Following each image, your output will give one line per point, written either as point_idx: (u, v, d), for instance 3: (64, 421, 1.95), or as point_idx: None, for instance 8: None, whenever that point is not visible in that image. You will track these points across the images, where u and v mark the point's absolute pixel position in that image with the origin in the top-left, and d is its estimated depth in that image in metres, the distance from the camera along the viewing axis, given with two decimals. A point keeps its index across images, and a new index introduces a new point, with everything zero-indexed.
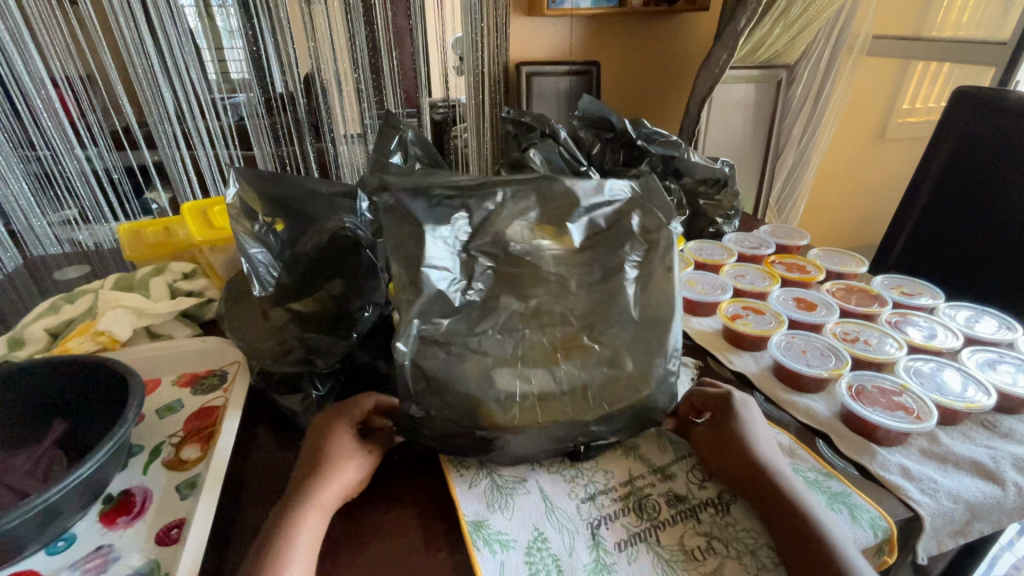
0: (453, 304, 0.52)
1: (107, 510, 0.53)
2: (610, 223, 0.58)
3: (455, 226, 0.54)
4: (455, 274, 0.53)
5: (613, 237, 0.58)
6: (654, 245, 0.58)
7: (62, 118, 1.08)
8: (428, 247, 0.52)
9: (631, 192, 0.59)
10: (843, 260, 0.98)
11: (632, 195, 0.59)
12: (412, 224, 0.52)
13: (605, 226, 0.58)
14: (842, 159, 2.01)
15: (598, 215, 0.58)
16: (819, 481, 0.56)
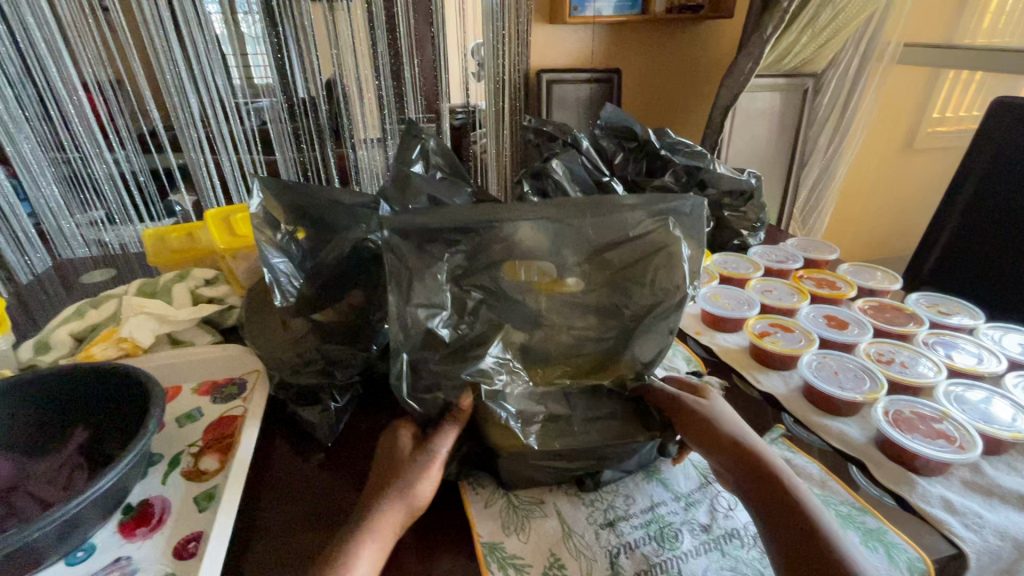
0: (442, 339, 0.52)
1: (126, 520, 0.53)
2: (625, 262, 0.55)
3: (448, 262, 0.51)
4: (446, 309, 0.52)
5: (626, 279, 0.56)
6: (667, 298, 0.56)
7: (93, 124, 1.10)
8: (418, 286, 0.50)
9: (660, 231, 0.55)
10: (874, 276, 0.94)
11: (660, 236, 0.55)
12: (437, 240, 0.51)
13: (619, 264, 0.55)
14: (871, 169, 1.95)
15: (614, 253, 0.55)
16: (852, 516, 0.53)
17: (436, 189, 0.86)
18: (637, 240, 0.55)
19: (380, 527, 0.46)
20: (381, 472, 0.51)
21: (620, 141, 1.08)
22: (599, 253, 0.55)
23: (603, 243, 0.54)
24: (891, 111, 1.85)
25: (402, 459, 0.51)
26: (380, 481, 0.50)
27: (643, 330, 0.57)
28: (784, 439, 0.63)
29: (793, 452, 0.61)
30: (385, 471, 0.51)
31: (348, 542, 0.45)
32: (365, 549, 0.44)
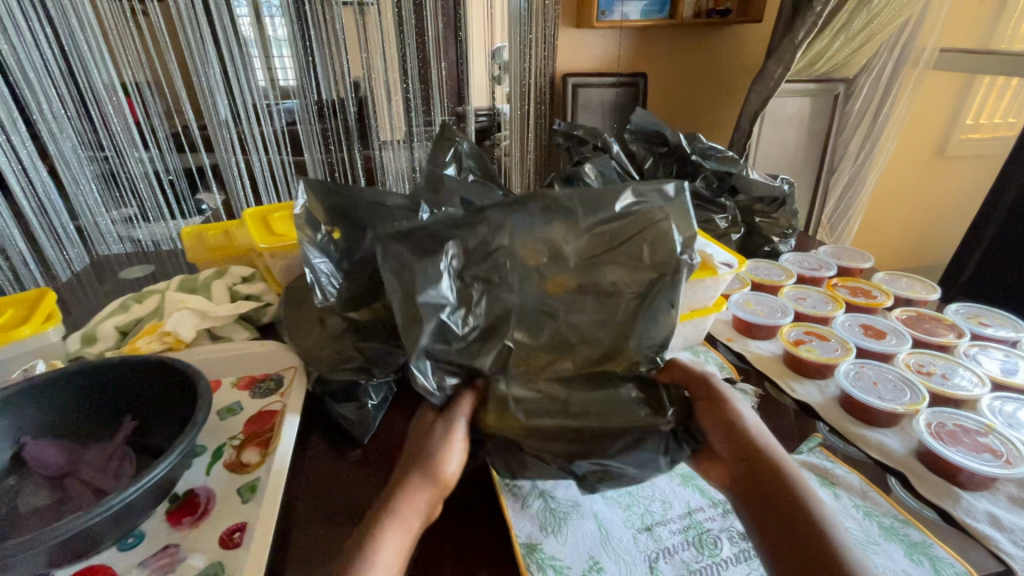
0: (456, 332, 0.52)
1: (173, 509, 0.55)
2: (615, 243, 0.58)
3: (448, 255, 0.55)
4: (453, 301, 0.53)
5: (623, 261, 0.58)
6: (663, 277, 0.56)
7: (131, 124, 1.14)
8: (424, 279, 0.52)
9: (636, 211, 0.59)
10: (910, 285, 0.93)
11: (638, 215, 0.59)
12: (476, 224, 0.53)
13: (609, 248, 0.58)
14: (902, 177, 1.91)
15: (601, 237, 0.59)
16: (895, 529, 0.52)
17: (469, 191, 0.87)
18: (623, 217, 0.59)
19: (409, 502, 0.45)
20: (407, 456, 0.51)
21: (650, 146, 1.08)
22: (587, 236, 0.59)
23: (586, 226, 0.59)
24: (924, 118, 1.81)
25: (427, 440, 0.51)
26: (407, 463, 0.50)
27: (644, 314, 0.56)
28: (821, 448, 0.63)
29: (831, 462, 0.60)
30: (412, 454, 0.51)
31: (375, 519, 0.43)
32: (394, 524, 0.43)
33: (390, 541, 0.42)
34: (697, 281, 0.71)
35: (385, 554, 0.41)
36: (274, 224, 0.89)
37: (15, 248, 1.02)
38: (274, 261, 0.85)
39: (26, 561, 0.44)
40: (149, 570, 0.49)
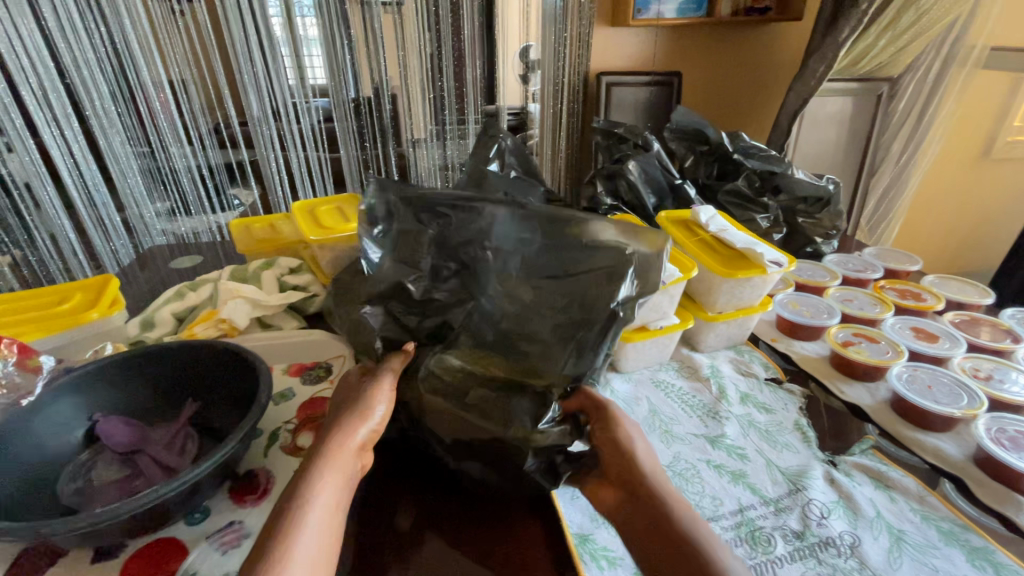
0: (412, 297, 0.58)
1: (235, 488, 0.57)
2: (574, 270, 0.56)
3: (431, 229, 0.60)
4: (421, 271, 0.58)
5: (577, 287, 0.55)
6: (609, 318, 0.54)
7: (176, 121, 1.16)
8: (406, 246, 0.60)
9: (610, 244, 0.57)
10: (961, 289, 0.90)
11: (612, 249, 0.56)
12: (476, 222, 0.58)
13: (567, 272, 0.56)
14: (945, 179, 1.85)
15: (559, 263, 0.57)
16: (954, 533, 0.51)
17: (511, 187, 0.88)
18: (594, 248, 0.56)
19: (339, 451, 0.45)
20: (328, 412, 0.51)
21: (691, 144, 1.07)
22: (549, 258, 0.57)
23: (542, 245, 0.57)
24: (971, 119, 1.74)
25: (350, 394, 0.51)
26: (332, 415, 0.49)
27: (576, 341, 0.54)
28: (874, 451, 0.62)
29: (884, 465, 0.59)
30: (333, 408, 0.50)
31: (307, 468, 0.43)
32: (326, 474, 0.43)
33: (326, 488, 0.42)
34: (743, 280, 0.71)
35: (320, 502, 0.40)
36: (323, 219, 0.91)
37: (66, 237, 1.07)
38: (322, 253, 0.88)
39: (104, 531, 0.46)
40: (217, 545, 0.51)
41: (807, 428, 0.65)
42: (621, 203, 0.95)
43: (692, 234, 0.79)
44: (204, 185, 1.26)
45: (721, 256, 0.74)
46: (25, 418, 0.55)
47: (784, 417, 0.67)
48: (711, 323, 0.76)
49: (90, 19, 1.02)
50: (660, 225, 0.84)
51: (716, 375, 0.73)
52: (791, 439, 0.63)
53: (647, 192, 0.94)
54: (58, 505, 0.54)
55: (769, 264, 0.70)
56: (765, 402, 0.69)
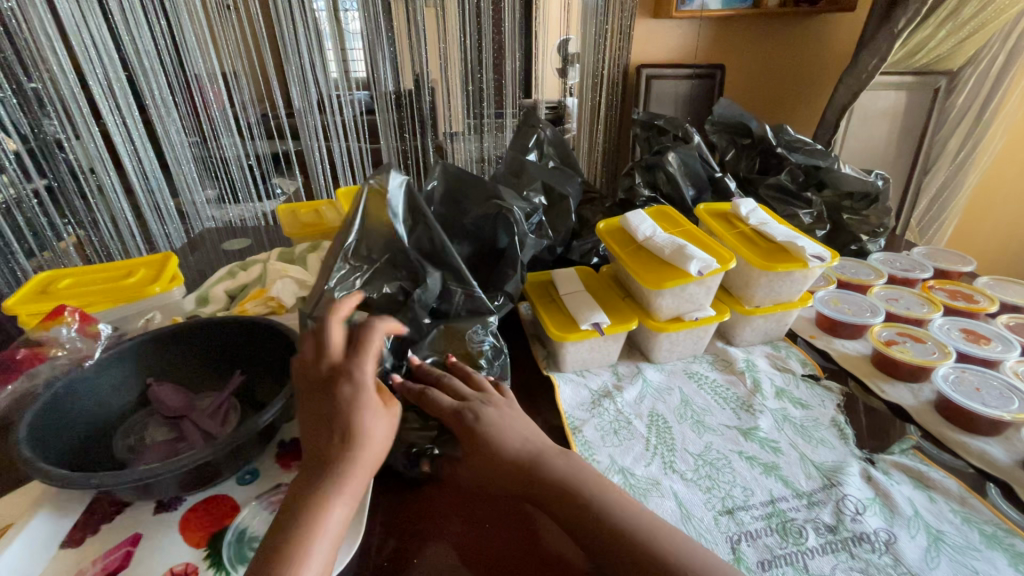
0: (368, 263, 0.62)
1: (282, 452, 0.60)
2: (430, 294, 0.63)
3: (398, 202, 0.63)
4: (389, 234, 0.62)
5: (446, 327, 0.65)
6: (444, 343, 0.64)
7: (226, 110, 1.22)
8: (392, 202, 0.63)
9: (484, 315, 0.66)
10: (1018, 292, 0.86)
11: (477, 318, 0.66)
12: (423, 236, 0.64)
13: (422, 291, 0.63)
14: (1005, 180, 1.75)
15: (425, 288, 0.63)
16: (998, 537, 0.50)
17: (549, 177, 0.89)
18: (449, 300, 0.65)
19: (356, 473, 0.46)
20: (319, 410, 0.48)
21: (733, 137, 1.05)
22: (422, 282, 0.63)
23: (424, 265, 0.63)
24: None
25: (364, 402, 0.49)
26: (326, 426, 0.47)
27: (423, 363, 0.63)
28: (915, 451, 0.60)
29: (926, 465, 0.58)
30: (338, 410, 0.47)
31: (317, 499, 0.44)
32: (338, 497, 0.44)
33: (337, 517, 0.44)
34: (782, 273, 0.70)
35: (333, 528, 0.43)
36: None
37: (125, 219, 1.14)
38: None
39: (159, 483, 0.50)
40: (265, 504, 0.54)
41: (844, 425, 0.64)
42: (659, 195, 0.95)
43: (731, 227, 0.78)
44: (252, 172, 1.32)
45: (761, 248, 0.73)
46: (91, 377, 0.60)
47: (820, 413, 0.66)
48: (748, 316, 0.75)
49: (152, 14, 1.09)
50: (699, 217, 0.83)
51: (750, 368, 0.73)
52: (824, 435, 0.62)
53: (686, 184, 0.94)
54: (119, 459, 0.58)
55: (811, 258, 0.69)
56: (798, 396, 0.69)
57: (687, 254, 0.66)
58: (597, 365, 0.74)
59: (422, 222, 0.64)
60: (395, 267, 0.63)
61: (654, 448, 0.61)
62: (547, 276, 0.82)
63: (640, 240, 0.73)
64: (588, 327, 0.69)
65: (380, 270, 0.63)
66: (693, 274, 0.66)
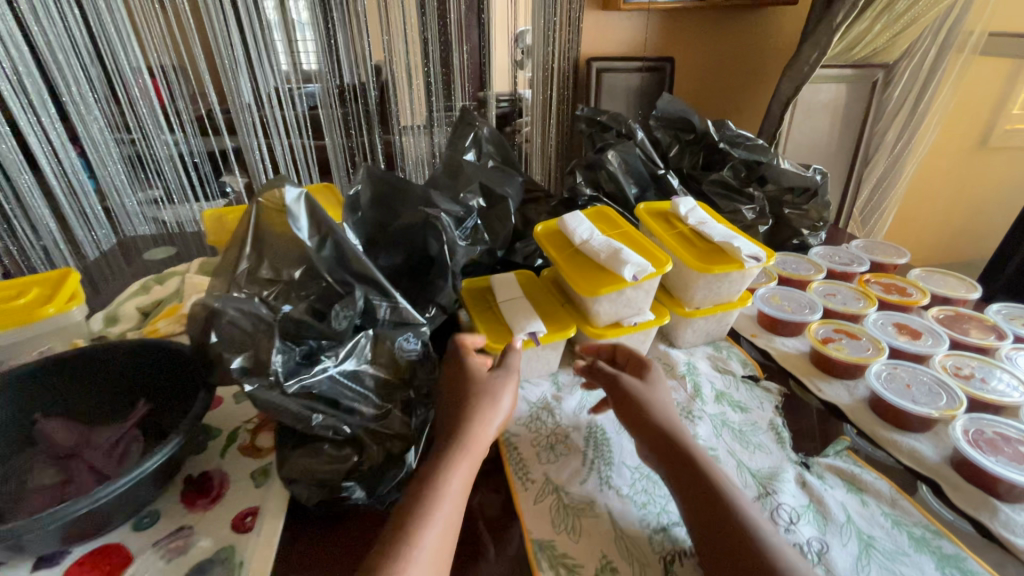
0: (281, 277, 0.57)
1: (188, 490, 0.55)
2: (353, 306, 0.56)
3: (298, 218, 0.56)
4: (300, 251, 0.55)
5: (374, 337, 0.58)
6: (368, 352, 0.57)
7: (155, 104, 1.12)
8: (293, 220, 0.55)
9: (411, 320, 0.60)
10: (949, 283, 0.88)
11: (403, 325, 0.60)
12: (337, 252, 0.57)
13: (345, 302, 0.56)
14: (941, 169, 1.82)
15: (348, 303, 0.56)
16: (926, 540, 0.50)
17: (487, 177, 0.85)
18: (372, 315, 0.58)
19: (472, 456, 0.51)
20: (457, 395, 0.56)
21: (676, 132, 1.04)
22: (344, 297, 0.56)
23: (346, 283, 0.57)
24: (967, 110, 1.71)
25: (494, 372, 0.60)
26: (454, 407, 0.55)
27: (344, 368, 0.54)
28: (849, 453, 0.60)
29: (859, 467, 0.58)
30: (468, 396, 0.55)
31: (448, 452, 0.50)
32: (461, 463, 0.50)
33: (458, 476, 0.49)
34: (720, 275, 0.68)
35: (455, 482, 0.48)
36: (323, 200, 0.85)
37: (48, 228, 1.04)
38: None
39: (30, 541, 0.44)
40: (162, 552, 0.49)
41: (781, 428, 0.63)
42: (602, 193, 0.93)
43: (670, 228, 0.77)
44: (187, 172, 1.22)
45: (699, 249, 0.71)
46: None
47: (760, 418, 0.65)
48: (688, 319, 0.74)
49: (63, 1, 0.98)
50: (639, 217, 0.82)
51: (693, 372, 0.71)
52: (762, 440, 0.61)
53: (628, 183, 0.92)
54: None
55: (747, 259, 0.67)
56: (736, 399, 0.67)
57: (621, 259, 0.64)
58: (536, 375, 0.72)
59: (331, 234, 0.57)
60: (302, 285, 0.56)
61: (591, 463, 0.59)
62: (480, 283, 0.78)
63: (577, 243, 0.70)
64: (524, 337, 0.66)
65: (283, 291, 0.55)
66: (629, 280, 0.63)
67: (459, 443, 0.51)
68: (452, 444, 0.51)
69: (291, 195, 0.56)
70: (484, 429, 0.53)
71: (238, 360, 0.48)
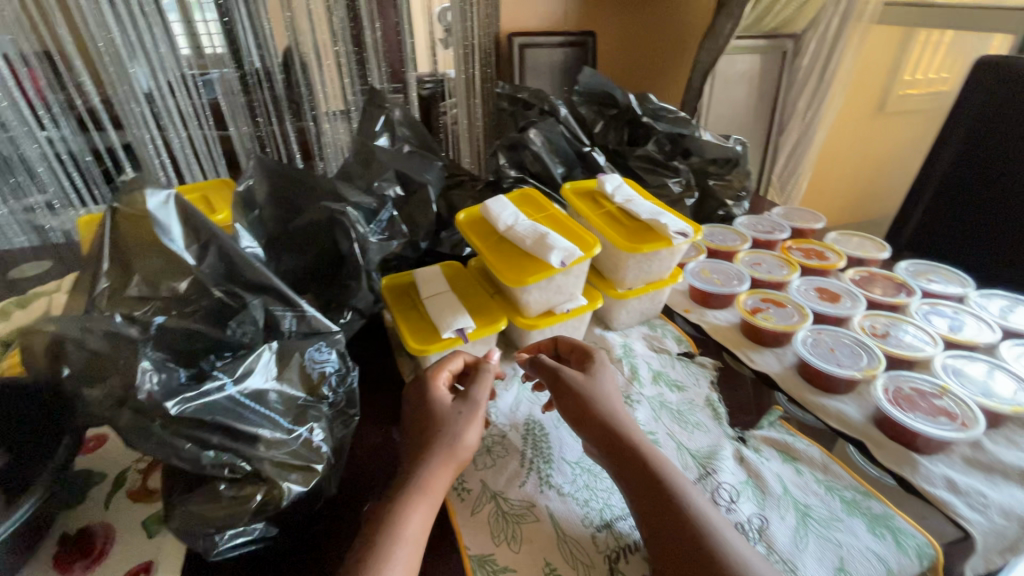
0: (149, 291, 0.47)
1: (62, 552, 0.47)
2: (250, 320, 0.49)
3: (167, 225, 0.46)
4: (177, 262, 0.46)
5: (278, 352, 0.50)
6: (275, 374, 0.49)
7: (16, 95, 0.86)
8: (164, 229, 0.45)
9: (324, 330, 0.54)
10: (862, 244, 0.92)
11: (313, 337, 0.53)
12: (224, 263, 0.49)
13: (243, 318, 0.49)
14: (848, 134, 1.92)
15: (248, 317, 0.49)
16: (857, 502, 0.51)
17: (403, 164, 0.79)
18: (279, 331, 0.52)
19: (426, 497, 0.46)
20: (419, 424, 0.52)
21: (600, 108, 1.00)
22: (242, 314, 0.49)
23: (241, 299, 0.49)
24: (869, 78, 1.80)
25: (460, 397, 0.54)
26: (415, 439, 0.50)
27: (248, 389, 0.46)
28: (782, 423, 0.60)
29: (792, 436, 0.58)
30: (428, 422, 0.51)
31: (403, 489, 0.46)
32: (421, 504, 0.46)
33: (417, 518, 0.45)
34: (649, 253, 0.67)
35: (410, 534, 0.43)
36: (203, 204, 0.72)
37: None
38: None
39: None
40: None
41: (717, 404, 0.63)
42: (527, 175, 0.89)
43: (597, 207, 0.74)
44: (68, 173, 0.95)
45: (627, 229, 0.69)
46: None
47: (697, 396, 0.64)
48: (621, 300, 0.72)
49: None
50: (565, 197, 0.78)
51: (628, 354, 0.70)
52: (700, 419, 0.61)
53: (554, 162, 0.89)
54: None
55: (675, 236, 0.66)
56: (673, 379, 0.67)
57: (547, 244, 0.60)
58: None
59: (215, 240, 0.48)
60: (186, 299, 0.47)
61: (530, 463, 0.55)
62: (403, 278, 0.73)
63: (502, 230, 0.65)
64: (451, 335, 0.62)
65: (161, 308, 0.46)
66: (557, 267, 0.60)
67: (415, 483, 0.47)
68: (411, 484, 0.46)
69: (155, 199, 0.45)
70: (448, 463, 0.49)
71: (99, 392, 0.40)
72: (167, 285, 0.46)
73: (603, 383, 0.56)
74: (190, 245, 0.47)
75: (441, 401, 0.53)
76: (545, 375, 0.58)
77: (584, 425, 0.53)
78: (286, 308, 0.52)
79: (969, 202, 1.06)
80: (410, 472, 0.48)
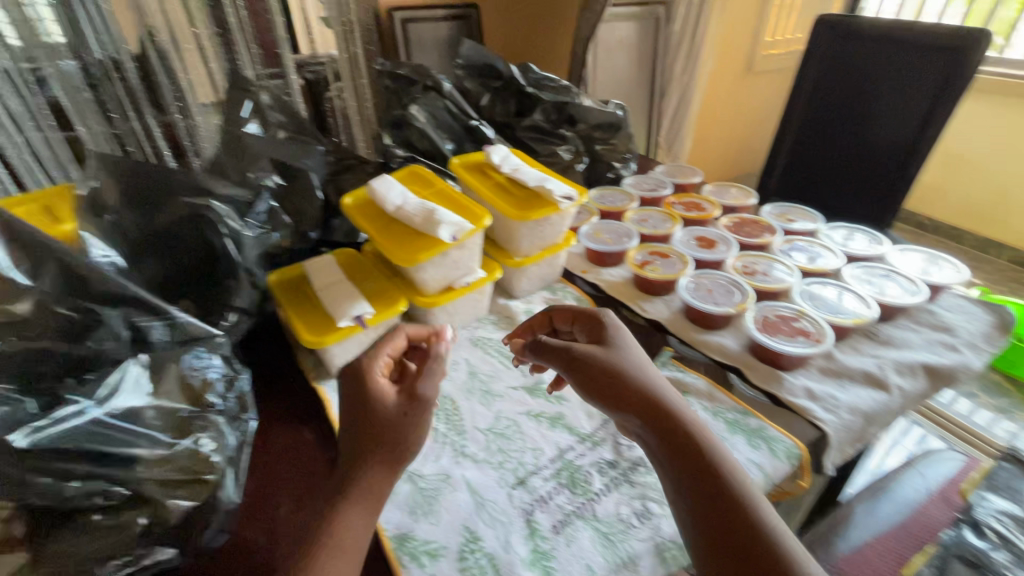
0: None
1: None
2: (113, 337, 0.45)
3: None
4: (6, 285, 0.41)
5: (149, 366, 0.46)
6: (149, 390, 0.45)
7: None
8: None
9: (203, 334, 0.50)
10: (733, 194, 1.01)
11: (192, 343, 0.50)
12: (67, 280, 0.44)
13: (104, 335, 0.45)
14: (723, 95, 2.07)
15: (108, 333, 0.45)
16: (738, 421, 0.57)
17: (279, 151, 0.74)
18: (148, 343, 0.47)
19: (367, 499, 0.44)
20: (360, 419, 0.49)
21: (483, 81, 1.00)
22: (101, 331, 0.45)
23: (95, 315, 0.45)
24: (735, 41, 1.95)
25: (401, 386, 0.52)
26: (354, 436, 0.48)
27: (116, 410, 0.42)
28: (673, 361, 0.65)
29: (682, 372, 0.63)
30: (375, 417, 0.48)
31: (338, 493, 0.44)
32: (361, 509, 0.44)
33: (356, 525, 0.43)
34: (539, 219, 0.69)
35: (343, 544, 0.41)
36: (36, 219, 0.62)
37: None
38: None
39: None
40: None
41: None
42: (416, 153, 0.88)
43: (486, 179, 0.75)
44: None
45: (517, 198, 0.70)
46: None
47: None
48: (520, 268, 0.73)
49: None
50: (455, 172, 0.78)
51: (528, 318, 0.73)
52: None
53: (441, 137, 0.88)
54: None
55: (560, 200, 0.68)
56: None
57: (436, 220, 0.60)
58: None
59: (51, 253, 0.43)
60: (28, 324, 0.42)
61: (443, 438, 0.56)
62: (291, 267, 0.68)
63: (391, 211, 0.64)
64: (348, 323, 0.60)
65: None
66: (448, 241, 0.60)
67: (354, 485, 0.45)
68: (348, 490, 0.44)
69: None
70: (393, 457, 0.46)
71: None
72: (0, 308, 0.41)
73: (631, 353, 0.53)
74: (20, 264, 0.42)
75: (384, 395, 0.50)
76: (554, 355, 0.55)
77: (617, 400, 0.50)
78: (153, 317, 0.47)
79: (818, 149, 1.19)
80: (352, 473, 0.45)
